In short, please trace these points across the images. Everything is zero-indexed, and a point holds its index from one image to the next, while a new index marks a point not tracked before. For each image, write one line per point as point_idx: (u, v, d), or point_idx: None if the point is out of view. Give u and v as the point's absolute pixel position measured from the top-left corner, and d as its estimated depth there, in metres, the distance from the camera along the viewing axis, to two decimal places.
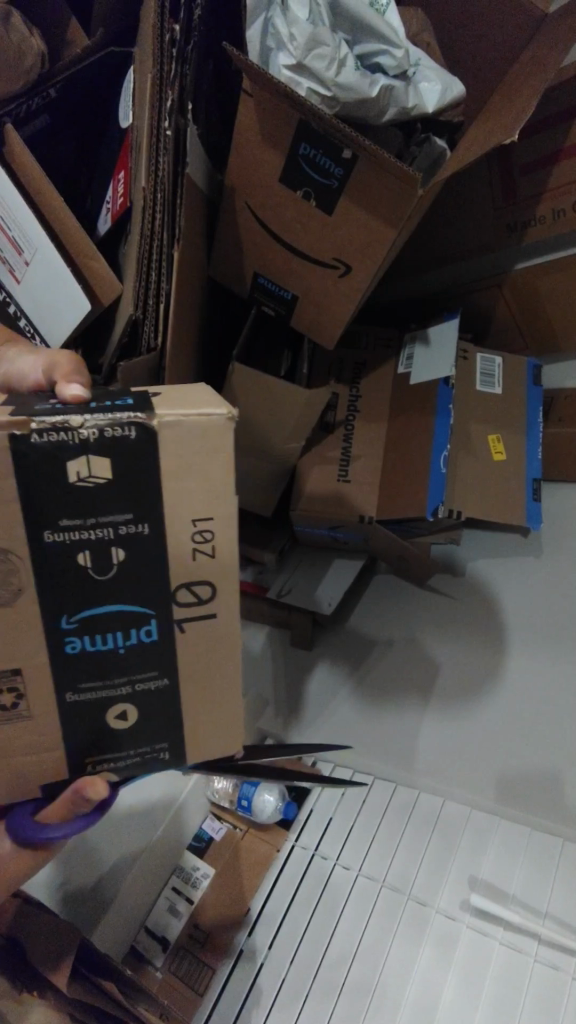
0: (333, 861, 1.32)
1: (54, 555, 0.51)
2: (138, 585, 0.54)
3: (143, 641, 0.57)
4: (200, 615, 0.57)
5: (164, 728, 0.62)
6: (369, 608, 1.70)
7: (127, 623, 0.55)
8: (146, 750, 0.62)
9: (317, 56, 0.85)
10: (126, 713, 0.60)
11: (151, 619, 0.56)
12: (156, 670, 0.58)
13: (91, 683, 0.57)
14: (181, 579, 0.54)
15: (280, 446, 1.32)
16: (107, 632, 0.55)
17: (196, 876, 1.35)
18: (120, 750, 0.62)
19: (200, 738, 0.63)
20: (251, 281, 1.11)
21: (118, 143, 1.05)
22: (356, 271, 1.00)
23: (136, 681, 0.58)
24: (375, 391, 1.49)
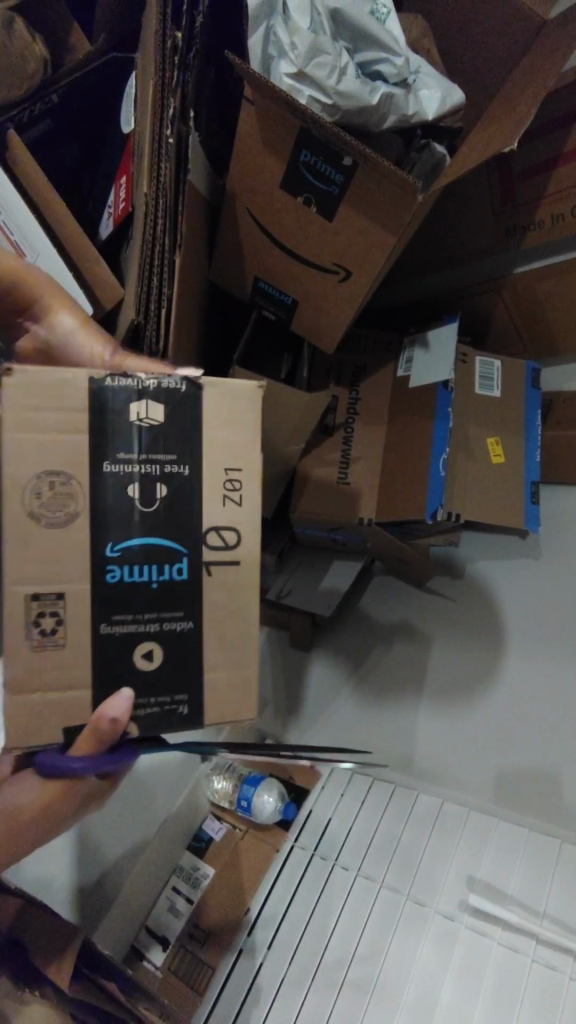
0: (332, 860, 1.33)
1: (104, 487, 0.61)
2: (174, 523, 0.63)
3: (173, 577, 0.64)
4: (227, 564, 0.65)
5: (186, 678, 0.65)
6: (368, 609, 1.70)
7: (163, 557, 0.63)
8: (166, 705, 0.65)
9: (319, 65, 0.86)
10: (151, 654, 0.64)
11: (182, 557, 0.64)
12: (183, 614, 0.65)
13: (124, 617, 0.63)
14: (212, 525, 0.65)
15: (279, 449, 1.33)
16: (145, 564, 0.63)
17: (196, 876, 1.37)
18: (141, 703, 0.64)
19: (222, 701, 0.66)
20: (251, 285, 1.12)
21: (120, 149, 1.06)
22: (356, 276, 1.01)
23: (164, 621, 0.64)
24: (374, 393, 1.50)
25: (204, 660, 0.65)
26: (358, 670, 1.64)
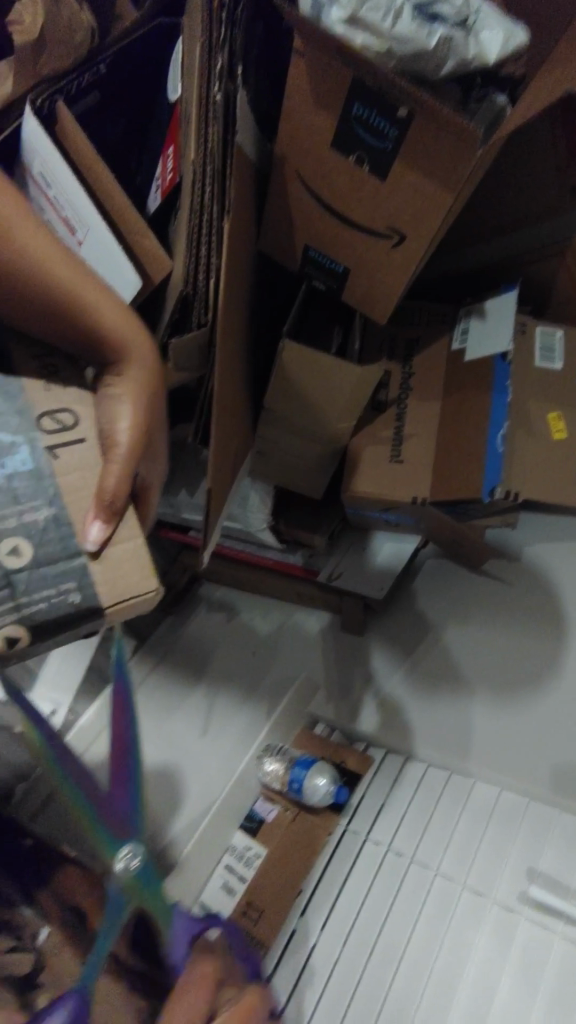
0: (385, 846, 1.31)
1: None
2: (8, 420, 0.72)
3: (17, 467, 0.70)
4: (75, 442, 0.73)
5: (65, 566, 0.68)
6: (423, 592, 1.66)
7: (4, 453, 0.70)
8: (57, 596, 0.67)
9: (373, 6, 0.77)
10: (16, 555, 0.67)
11: (23, 449, 0.71)
12: (42, 503, 0.69)
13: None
14: (44, 412, 0.73)
15: (330, 426, 1.30)
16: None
17: (249, 855, 1.36)
18: (32, 597, 0.66)
19: (113, 585, 0.69)
20: (302, 256, 1.09)
21: (168, 118, 1.05)
22: (412, 240, 0.97)
23: (24, 513, 0.69)
24: (428, 368, 1.45)
25: (75, 543, 0.69)
26: (410, 656, 1.59)
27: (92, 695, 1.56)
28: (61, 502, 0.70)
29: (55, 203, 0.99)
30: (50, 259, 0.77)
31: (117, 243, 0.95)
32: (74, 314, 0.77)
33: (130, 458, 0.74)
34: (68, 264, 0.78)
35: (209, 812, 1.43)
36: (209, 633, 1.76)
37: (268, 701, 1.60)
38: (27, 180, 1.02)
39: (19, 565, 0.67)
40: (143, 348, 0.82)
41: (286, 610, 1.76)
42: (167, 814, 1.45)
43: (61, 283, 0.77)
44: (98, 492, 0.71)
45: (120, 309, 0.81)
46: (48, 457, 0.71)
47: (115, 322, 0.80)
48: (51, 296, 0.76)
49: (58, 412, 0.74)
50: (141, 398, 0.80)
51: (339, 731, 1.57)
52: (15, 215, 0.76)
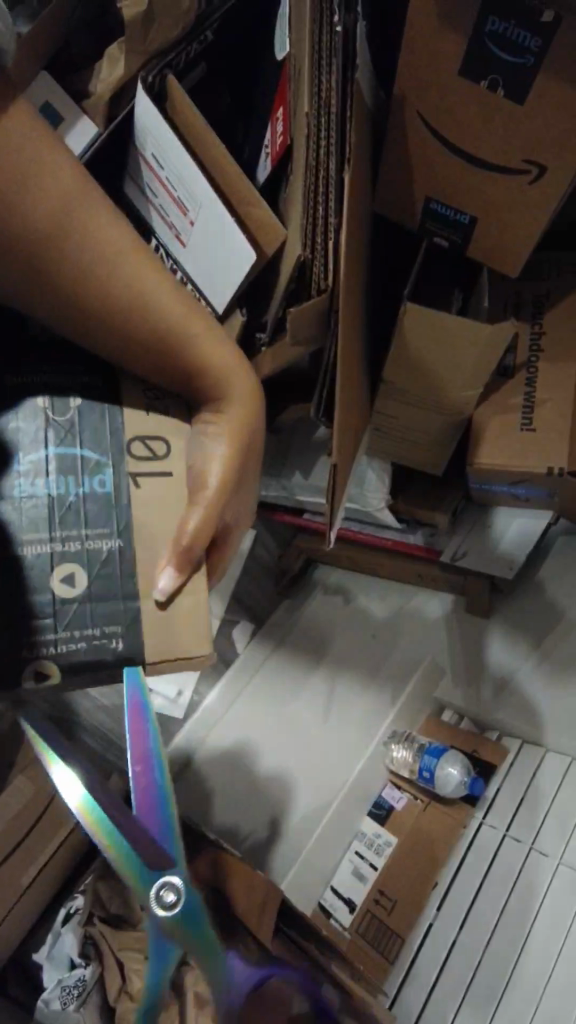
0: (528, 845, 1.24)
1: (58, 395, 0.77)
2: (99, 439, 0.77)
3: (96, 490, 0.75)
4: (162, 474, 0.77)
5: (114, 609, 0.72)
6: (559, 573, 1.50)
7: (86, 471, 0.75)
8: (102, 636, 0.71)
9: None
10: (72, 583, 0.72)
11: (106, 472, 0.76)
12: (111, 537, 0.74)
13: (36, 536, 0.72)
14: (136, 437, 0.78)
15: (451, 399, 1.21)
16: (65, 478, 0.74)
17: (379, 842, 1.34)
18: (76, 632, 0.71)
19: (171, 638, 0.73)
20: (421, 210, 1.01)
21: (275, 79, 1.01)
22: (553, 173, 0.88)
23: (88, 541, 0.73)
24: (564, 324, 1.28)
25: (139, 586, 0.73)
26: (544, 643, 1.45)
27: (215, 676, 1.57)
28: (128, 542, 0.74)
29: (167, 184, 0.98)
30: (166, 287, 0.76)
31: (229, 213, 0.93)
32: (182, 349, 0.78)
33: (220, 492, 0.78)
34: (171, 298, 0.76)
35: (332, 804, 1.41)
36: (325, 617, 1.67)
37: (391, 686, 1.52)
38: (139, 163, 1.01)
39: (70, 590, 0.72)
40: (240, 379, 0.84)
41: (405, 593, 1.63)
42: (284, 799, 1.44)
43: (164, 317, 0.76)
44: (177, 535, 0.75)
45: (216, 340, 0.81)
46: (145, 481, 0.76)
47: (212, 355, 0.80)
48: (153, 330, 0.75)
49: (151, 437, 0.78)
50: (242, 427, 0.83)
51: (469, 720, 1.48)
52: (119, 246, 0.72)
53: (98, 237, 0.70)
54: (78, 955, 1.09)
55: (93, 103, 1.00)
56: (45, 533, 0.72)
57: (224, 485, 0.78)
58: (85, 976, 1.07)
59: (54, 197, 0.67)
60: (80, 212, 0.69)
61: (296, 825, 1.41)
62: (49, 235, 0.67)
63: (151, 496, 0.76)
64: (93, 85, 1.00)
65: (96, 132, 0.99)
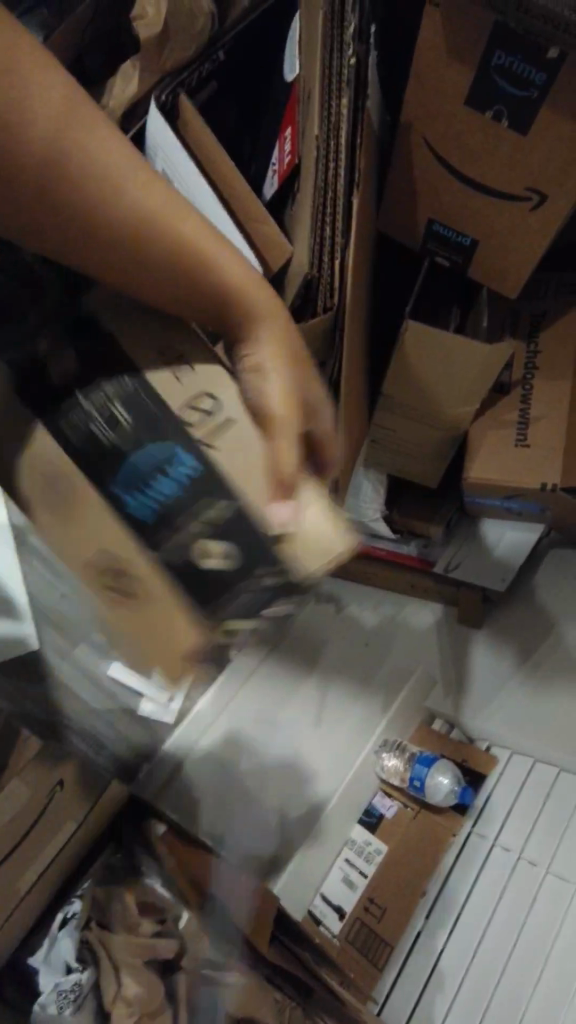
0: (516, 854, 1.26)
1: (93, 395, 0.56)
2: (148, 412, 0.56)
3: (180, 475, 0.54)
4: (227, 427, 0.58)
5: (268, 553, 0.54)
6: (546, 588, 1.52)
7: (160, 463, 0.54)
8: (256, 583, 0.54)
9: None
10: (209, 544, 0.54)
11: (175, 450, 0.55)
12: (224, 498, 0.55)
13: (151, 557, 0.54)
14: (184, 405, 0.58)
15: (446, 414, 1.24)
16: (142, 480, 0.54)
17: (369, 850, 1.35)
18: (242, 595, 0.54)
19: (308, 548, 0.56)
20: (424, 231, 1.03)
21: (284, 99, 1.04)
22: (553, 200, 0.90)
23: (206, 512, 0.54)
24: (559, 344, 1.29)
25: (258, 521, 0.55)
26: (531, 656, 1.48)
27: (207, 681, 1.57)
28: (207, 487, 0.55)
29: None
30: (153, 192, 0.64)
31: (234, 230, 0.93)
32: (183, 262, 0.64)
33: (280, 408, 0.62)
34: (186, 221, 0.64)
35: (324, 810, 1.42)
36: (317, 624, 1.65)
37: (383, 693, 1.52)
38: None
39: (209, 557, 0.54)
40: (262, 298, 0.68)
41: (398, 602, 1.64)
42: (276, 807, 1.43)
43: (182, 247, 0.64)
44: (267, 465, 0.57)
45: (244, 267, 0.67)
46: (208, 418, 0.58)
47: (232, 274, 0.66)
48: (141, 237, 0.63)
49: (196, 404, 0.59)
50: (284, 342, 0.67)
51: (459, 729, 1.49)
52: (120, 169, 0.62)
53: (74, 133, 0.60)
54: (75, 962, 1.06)
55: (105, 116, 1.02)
56: (141, 528, 0.54)
57: (286, 403, 0.62)
58: (81, 982, 1.03)
59: (43, 124, 0.58)
60: (73, 132, 0.60)
61: (287, 835, 1.41)
62: (44, 170, 0.59)
63: (224, 441, 0.57)
64: (106, 99, 1.02)
65: None
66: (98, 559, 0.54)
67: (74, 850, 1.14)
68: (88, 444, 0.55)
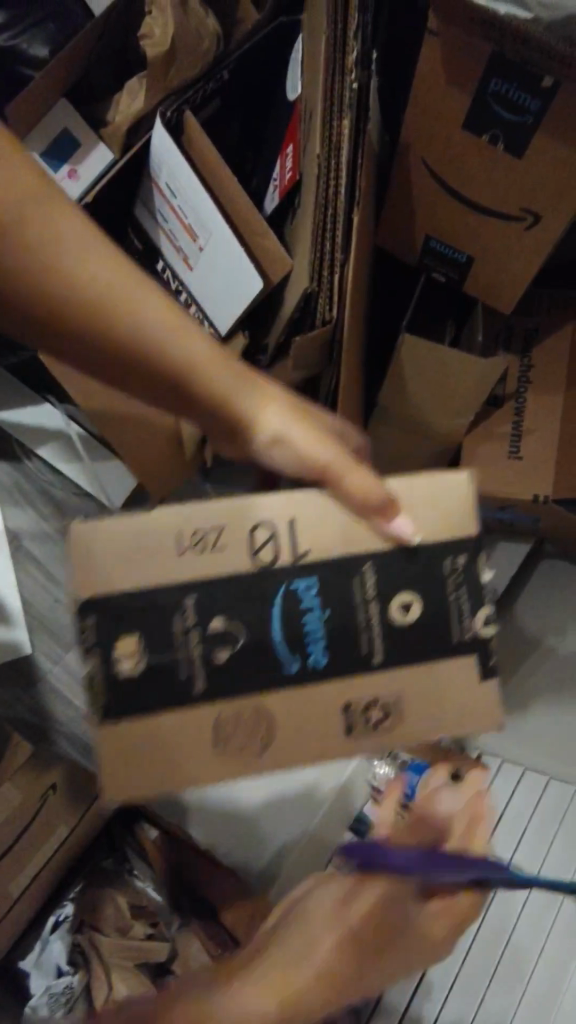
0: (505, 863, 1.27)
1: (196, 602, 0.54)
2: (239, 578, 0.55)
3: (314, 607, 0.56)
4: (292, 534, 0.56)
5: (428, 569, 0.57)
6: (538, 599, 1.53)
7: (291, 607, 0.55)
8: (428, 603, 0.57)
9: None
10: (407, 609, 0.57)
11: (300, 577, 0.56)
12: (369, 567, 0.57)
13: (337, 678, 0.56)
14: (246, 542, 0.56)
15: (442, 426, 1.26)
16: (292, 627, 0.55)
17: None
18: (451, 624, 0.58)
19: (427, 514, 0.57)
20: (421, 247, 1.05)
21: (285, 117, 1.06)
22: (548, 220, 0.92)
23: (367, 604, 0.56)
24: (552, 358, 1.32)
25: (381, 542, 0.57)
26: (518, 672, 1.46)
27: None
28: (328, 588, 0.56)
29: (179, 212, 1.03)
30: (118, 282, 0.58)
31: (237, 241, 0.96)
32: (150, 361, 0.59)
33: (346, 462, 0.57)
34: (155, 315, 0.58)
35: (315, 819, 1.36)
36: None
37: None
38: (153, 189, 1.07)
39: (392, 637, 0.57)
40: (243, 389, 0.61)
41: None
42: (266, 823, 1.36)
43: (150, 346, 0.58)
44: (355, 502, 0.56)
45: (224, 364, 0.61)
46: (285, 526, 0.56)
47: (205, 369, 0.60)
48: (105, 339, 0.58)
49: (240, 540, 0.56)
50: (276, 424, 0.61)
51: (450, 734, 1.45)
52: (71, 260, 0.57)
53: (37, 226, 0.56)
54: (66, 964, 1.07)
55: (111, 132, 1.06)
56: (309, 682, 0.56)
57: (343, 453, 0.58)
58: (73, 983, 1.05)
59: (11, 213, 0.56)
60: (29, 244, 0.56)
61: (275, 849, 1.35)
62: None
63: (309, 533, 0.56)
64: (113, 116, 1.06)
65: (111, 155, 1.06)
66: (402, 690, 0.57)
67: (65, 855, 1.14)
68: (210, 678, 0.54)
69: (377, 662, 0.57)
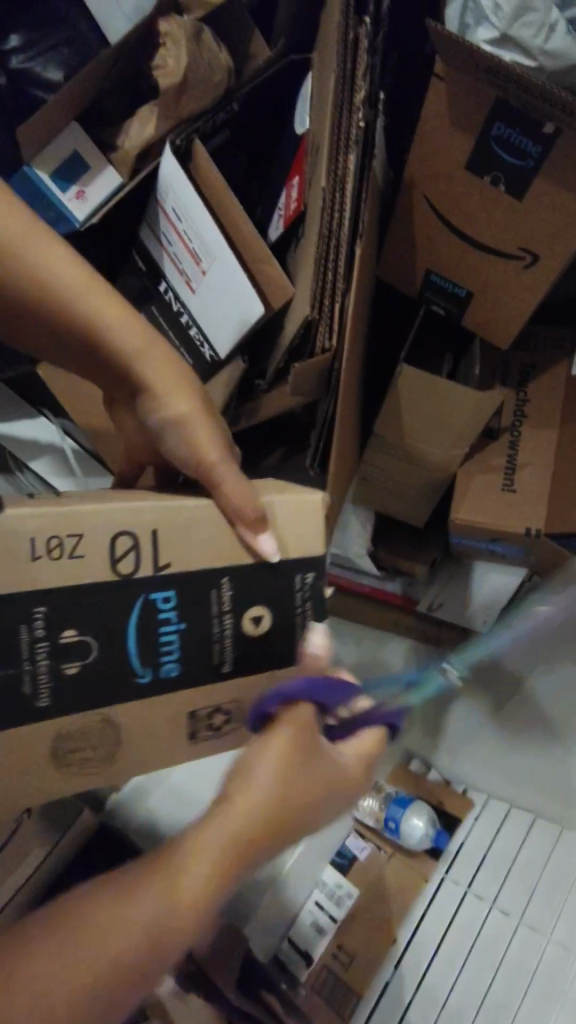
0: (489, 903, 1.23)
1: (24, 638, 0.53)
2: (84, 603, 0.55)
3: (162, 626, 0.58)
4: (152, 555, 0.57)
5: (273, 594, 0.62)
6: (528, 633, 1.53)
7: (137, 628, 0.57)
8: (272, 621, 0.62)
9: (525, 24, 0.83)
10: (260, 618, 0.61)
11: (145, 601, 0.57)
12: (219, 593, 0.59)
13: (166, 691, 0.59)
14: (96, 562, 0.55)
15: (437, 460, 1.27)
16: (136, 643, 0.57)
17: (340, 893, 1.31)
18: (289, 639, 0.63)
19: (295, 525, 0.62)
20: (422, 281, 1.07)
21: (292, 150, 1.08)
22: (545, 262, 0.95)
23: (212, 625, 0.59)
24: (547, 395, 1.33)
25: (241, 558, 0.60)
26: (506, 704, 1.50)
27: None
28: (185, 606, 0.58)
29: (184, 237, 1.04)
30: (91, 298, 0.67)
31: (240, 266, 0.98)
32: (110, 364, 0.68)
33: (228, 469, 0.62)
34: (120, 326, 0.66)
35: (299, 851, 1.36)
36: None
37: None
38: (159, 212, 1.08)
39: (240, 647, 0.61)
40: (183, 391, 0.67)
41: None
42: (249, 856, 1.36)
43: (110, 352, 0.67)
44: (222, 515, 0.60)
45: (174, 368, 0.68)
46: (148, 535, 0.57)
47: (153, 375, 0.67)
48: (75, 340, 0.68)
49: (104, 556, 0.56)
50: (200, 423, 0.66)
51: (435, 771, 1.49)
52: (55, 271, 0.66)
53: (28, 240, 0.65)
54: None
55: (120, 156, 1.08)
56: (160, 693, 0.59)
57: (228, 461, 0.63)
58: None
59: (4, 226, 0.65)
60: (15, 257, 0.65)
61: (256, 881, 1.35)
62: None
63: (170, 548, 0.58)
64: (123, 141, 1.08)
65: (120, 179, 1.08)
66: (238, 697, 0.62)
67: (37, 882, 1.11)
68: (57, 693, 0.54)
69: (225, 671, 0.61)
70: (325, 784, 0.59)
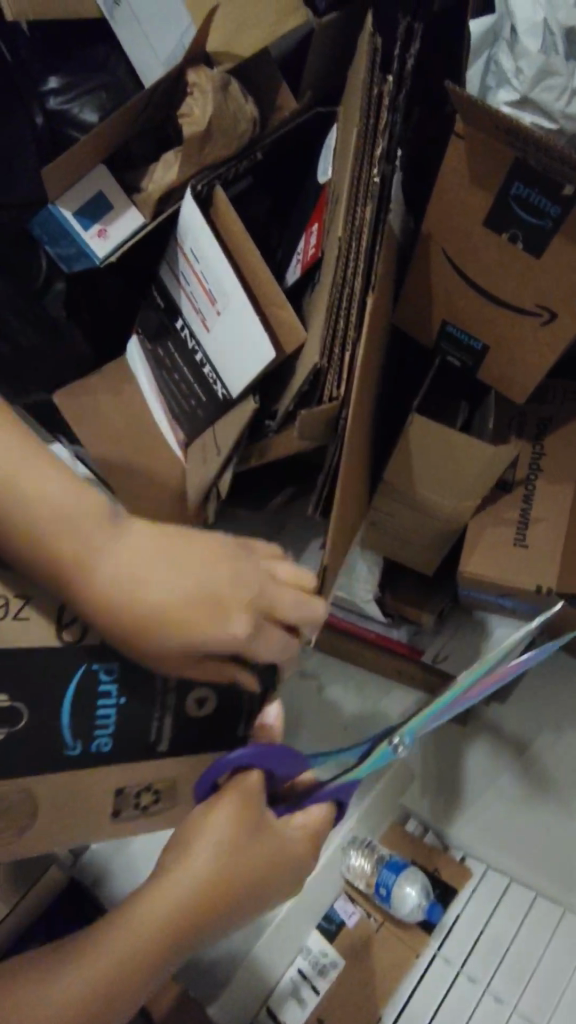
0: (482, 987, 1.18)
1: None
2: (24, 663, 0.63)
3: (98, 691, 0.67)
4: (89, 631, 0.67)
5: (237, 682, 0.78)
6: (537, 694, 1.46)
7: (76, 689, 0.65)
8: (217, 701, 0.74)
9: (546, 87, 0.91)
10: (203, 702, 0.73)
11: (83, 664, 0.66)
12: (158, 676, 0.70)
13: (98, 762, 0.67)
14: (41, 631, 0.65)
15: (448, 511, 1.23)
16: (69, 708, 0.65)
17: (324, 962, 1.25)
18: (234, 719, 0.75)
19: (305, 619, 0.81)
20: (437, 331, 1.06)
21: (313, 197, 1.09)
22: (563, 319, 0.93)
23: (145, 696, 0.69)
24: (564, 448, 1.29)
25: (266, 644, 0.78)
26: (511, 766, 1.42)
27: None
28: (123, 679, 0.68)
29: (201, 278, 1.05)
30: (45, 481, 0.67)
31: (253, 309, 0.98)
32: (57, 548, 0.65)
33: (201, 612, 0.66)
34: (74, 501, 0.66)
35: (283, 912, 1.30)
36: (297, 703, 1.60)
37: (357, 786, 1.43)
38: (178, 253, 1.10)
39: (180, 726, 0.72)
40: (141, 562, 0.66)
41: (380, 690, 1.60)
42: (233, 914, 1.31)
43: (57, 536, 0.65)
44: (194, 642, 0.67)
45: (129, 546, 0.67)
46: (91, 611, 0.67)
47: (105, 551, 0.65)
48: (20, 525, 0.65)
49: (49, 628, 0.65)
50: (160, 588, 0.66)
51: (434, 835, 1.40)
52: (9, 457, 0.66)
53: None
54: None
55: (145, 200, 1.10)
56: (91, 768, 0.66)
57: (206, 603, 0.67)
58: None
59: None
60: None
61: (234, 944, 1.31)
62: None
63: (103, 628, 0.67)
64: (148, 185, 1.10)
65: (142, 219, 1.11)
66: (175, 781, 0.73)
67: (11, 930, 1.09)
68: None
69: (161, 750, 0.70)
70: (263, 851, 0.72)
